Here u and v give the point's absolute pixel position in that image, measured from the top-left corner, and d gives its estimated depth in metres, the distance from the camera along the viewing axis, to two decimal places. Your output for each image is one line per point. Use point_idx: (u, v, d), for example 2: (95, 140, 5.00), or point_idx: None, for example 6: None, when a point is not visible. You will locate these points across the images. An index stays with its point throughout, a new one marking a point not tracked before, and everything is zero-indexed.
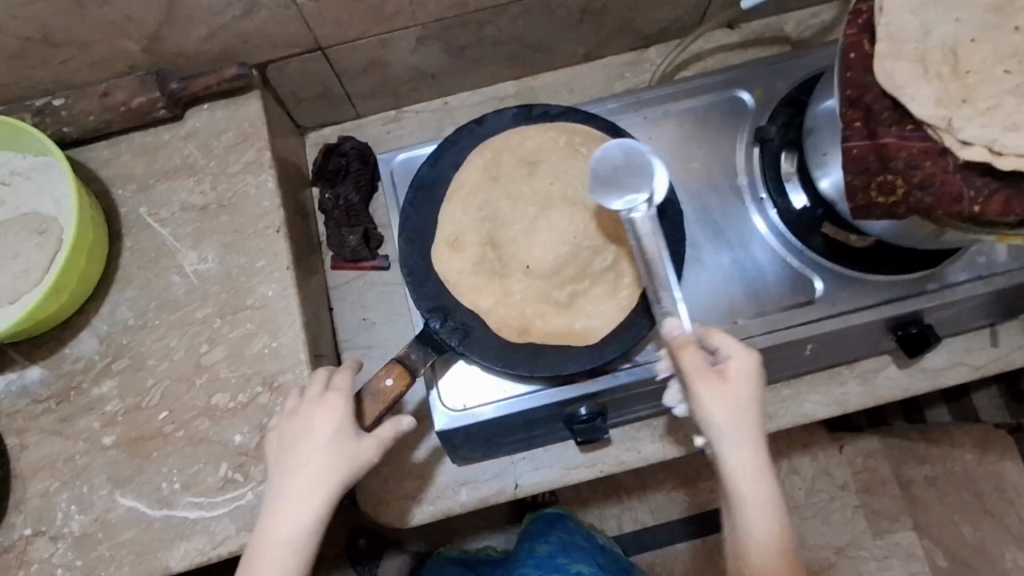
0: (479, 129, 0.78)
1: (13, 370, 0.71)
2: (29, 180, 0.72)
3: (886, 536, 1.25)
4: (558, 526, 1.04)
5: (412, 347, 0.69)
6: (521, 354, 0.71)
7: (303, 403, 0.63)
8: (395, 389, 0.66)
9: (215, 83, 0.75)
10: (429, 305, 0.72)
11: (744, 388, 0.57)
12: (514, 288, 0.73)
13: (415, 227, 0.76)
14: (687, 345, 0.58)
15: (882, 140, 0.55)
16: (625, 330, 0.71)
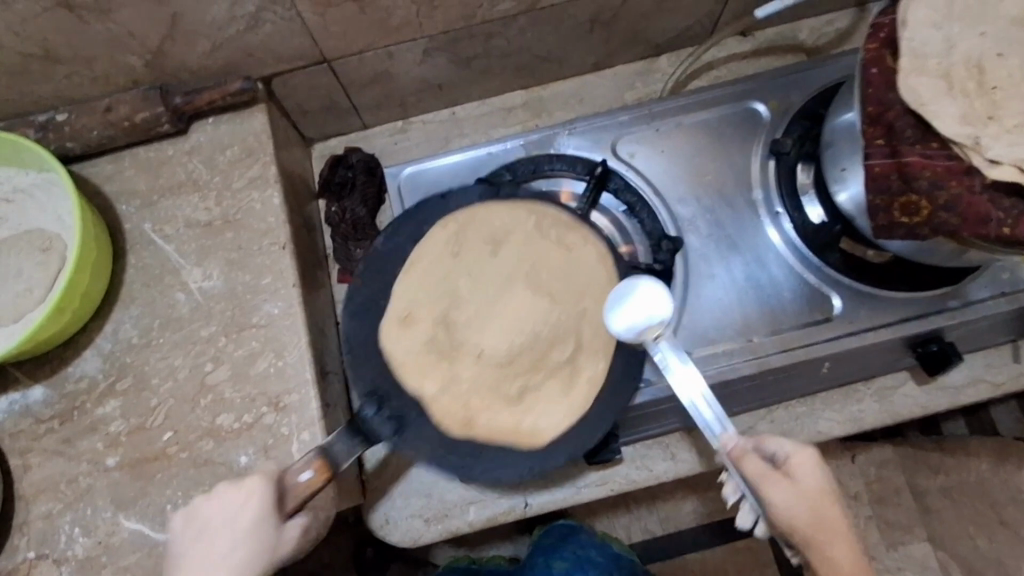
0: (445, 201, 0.72)
1: (17, 389, 0.70)
2: (33, 197, 0.71)
3: (900, 547, 1.18)
4: (573, 542, 1.02)
5: (337, 435, 0.59)
6: (463, 452, 0.65)
7: (203, 500, 0.55)
8: (311, 485, 0.57)
9: (220, 98, 0.73)
10: (367, 388, 0.66)
11: (818, 486, 0.53)
12: (467, 380, 0.67)
13: (364, 299, 0.69)
14: (743, 455, 0.57)
15: (905, 158, 0.53)
16: (576, 433, 0.66)
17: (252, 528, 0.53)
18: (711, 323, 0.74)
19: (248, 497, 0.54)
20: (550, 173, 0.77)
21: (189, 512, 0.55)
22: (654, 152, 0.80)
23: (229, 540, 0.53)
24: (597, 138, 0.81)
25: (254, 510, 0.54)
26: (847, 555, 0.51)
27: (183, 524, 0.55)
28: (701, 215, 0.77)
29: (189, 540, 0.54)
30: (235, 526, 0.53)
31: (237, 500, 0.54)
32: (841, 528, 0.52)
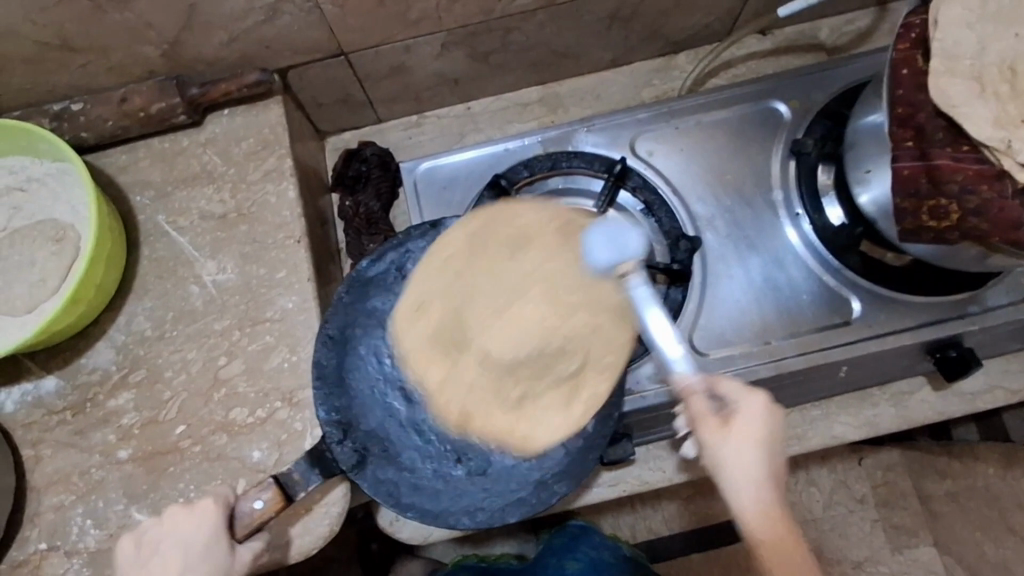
0: (434, 231, 0.70)
1: (29, 380, 0.70)
2: (47, 187, 0.70)
3: (906, 551, 1.18)
4: (584, 543, 1.02)
5: (295, 466, 0.62)
6: (423, 494, 0.67)
7: (156, 526, 0.59)
8: (263, 512, 0.60)
9: (236, 89, 0.73)
10: (335, 418, 0.65)
11: (750, 436, 0.52)
12: (436, 419, 0.69)
13: (339, 326, 0.67)
14: (692, 394, 0.55)
15: (935, 162, 0.52)
16: (534, 489, 0.67)
17: (202, 551, 0.57)
18: (728, 324, 0.73)
19: (200, 521, 0.58)
20: (568, 170, 0.76)
21: (139, 536, 0.59)
22: (672, 151, 0.79)
23: (180, 561, 0.56)
24: (615, 136, 0.80)
25: (207, 533, 0.57)
26: (756, 498, 0.52)
27: (132, 546, 0.59)
28: (720, 215, 0.77)
29: (130, 562, 0.58)
30: (187, 548, 0.57)
31: (188, 523, 0.58)
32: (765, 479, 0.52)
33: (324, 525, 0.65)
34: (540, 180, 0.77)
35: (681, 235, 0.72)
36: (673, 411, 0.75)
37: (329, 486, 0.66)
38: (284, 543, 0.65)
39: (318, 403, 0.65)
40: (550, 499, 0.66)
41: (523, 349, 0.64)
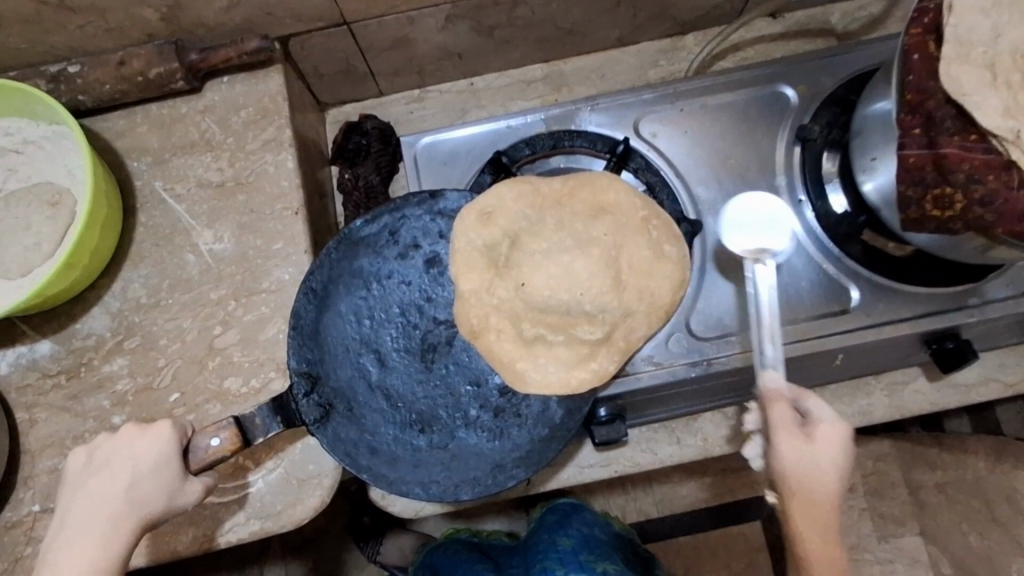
0: (432, 200, 0.68)
1: (24, 343, 0.70)
2: (42, 149, 0.69)
3: (891, 540, 1.19)
4: (579, 518, 1.01)
5: (258, 410, 0.61)
6: (378, 459, 0.66)
7: (109, 439, 0.60)
8: (220, 450, 0.60)
9: (236, 56, 0.71)
10: (307, 370, 0.65)
11: (829, 456, 0.55)
12: (407, 388, 0.69)
13: (320, 281, 0.66)
14: (777, 402, 0.57)
15: (942, 150, 0.52)
16: (492, 472, 0.66)
17: (153, 468, 0.58)
18: (723, 308, 0.73)
19: (154, 441, 0.59)
20: (571, 149, 0.75)
21: (93, 449, 0.61)
22: (677, 132, 0.78)
23: (131, 475, 0.58)
24: (619, 115, 0.78)
25: (160, 452, 0.59)
26: (817, 513, 0.55)
27: (85, 458, 0.60)
28: (721, 200, 0.76)
29: (82, 472, 0.60)
30: (138, 464, 0.58)
31: (141, 441, 0.59)
32: (830, 499, 0.55)
33: (315, 496, 0.66)
34: (543, 158, 0.76)
35: (682, 218, 0.71)
36: (666, 394, 0.74)
37: (322, 457, 0.67)
38: (274, 512, 0.65)
39: (291, 351, 0.65)
40: (507, 482, 0.65)
41: (554, 298, 0.62)
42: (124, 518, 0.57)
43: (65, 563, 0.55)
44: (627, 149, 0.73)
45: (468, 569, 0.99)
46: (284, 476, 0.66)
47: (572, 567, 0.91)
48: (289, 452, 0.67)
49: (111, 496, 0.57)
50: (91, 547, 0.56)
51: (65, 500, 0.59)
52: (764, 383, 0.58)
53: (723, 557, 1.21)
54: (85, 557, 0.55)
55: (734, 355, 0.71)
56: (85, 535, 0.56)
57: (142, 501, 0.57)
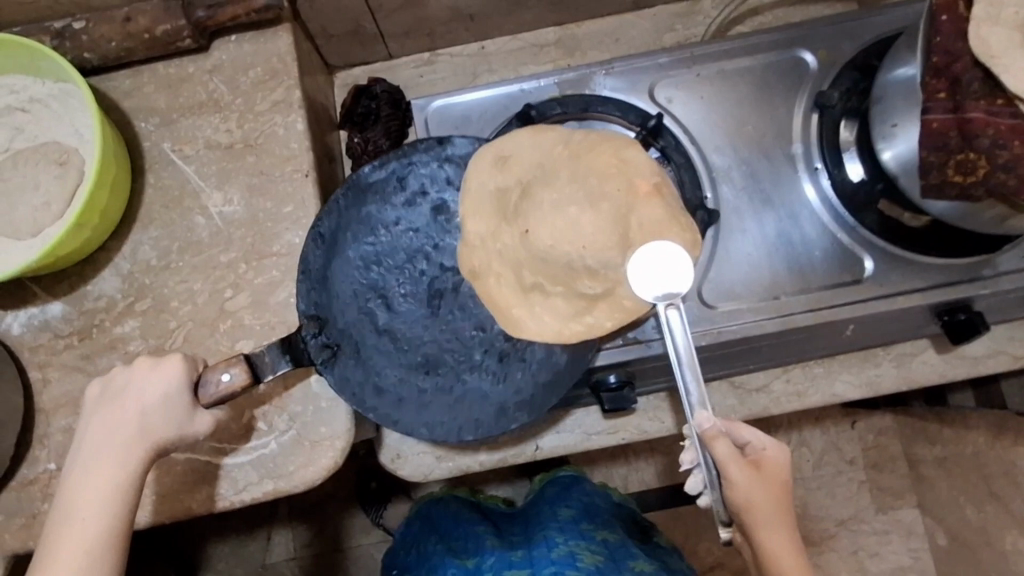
0: (440, 147, 0.68)
1: (36, 304, 0.70)
2: (49, 108, 0.69)
3: (889, 511, 1.21)
4: (578, 488, 1.02)
5: (267, 349, 0.62)
6: (384, 401, 0.66)
7: (122, 371, 0.61)
8: (228, 386, 0.60)
9: (243, 13, 0.69)
10: (313, 309, 0.66)
11: (774, 480, 0.57)
12: (413, 332, 0.68)
13: (331, 225, 0.67)
14: (717, 437, 0.55)
15: (968, 114, 0.51)
16: (496, 415, 0.66)
17: (163, 399, 0.60)
18: (736, 275, 0.73)
19: (164, 373, 0.60)
20: (604, 114, 0.73)
21: (107, 378, 0.62)
22: (692, 98, 0.76)
23: (142, 404, 0.59)
24: (634, 80, 0.77)
25: (170, 384, 0.60)
26: (777, 529, 0.57)
27: (99, 389, 0.61)
28: (736, 167, 0.75)
29: (96, 401, 0.61)
30: (150, 396, 0.59)
31: (151, 373, 0.60)
32: (788, 512, 0.58)
33: (326, 457, 0.66)
34: (568, 121, 0.73)
35: (700, 206, 0.70)
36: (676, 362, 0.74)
37: (332, 418, 0.67)
38: (286, 473, 0.66)
39: (298, 296, 0.66)
40: (509, 427, 0.66)
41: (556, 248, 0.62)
42: (137, 444, 0.59)
43: (85, 485, 0.58)
44: (658, 125, 0.71)
45: (468, 530, 0.98)
46: (297, 438, 0.67)
47: (572, 533, 0.92)
48: (301, 415, 0.67)
49: (125, 424, 0.59)
50: (110, 469, 0.58)
51: (81, 428, 0.60)
52: (699, 424, 0.55)
53: None
54: (105, 478, 0.58)
55: (747, 323, 0.70)
56: (103, 459, 0.58)
57: (156, 429, 0.59)
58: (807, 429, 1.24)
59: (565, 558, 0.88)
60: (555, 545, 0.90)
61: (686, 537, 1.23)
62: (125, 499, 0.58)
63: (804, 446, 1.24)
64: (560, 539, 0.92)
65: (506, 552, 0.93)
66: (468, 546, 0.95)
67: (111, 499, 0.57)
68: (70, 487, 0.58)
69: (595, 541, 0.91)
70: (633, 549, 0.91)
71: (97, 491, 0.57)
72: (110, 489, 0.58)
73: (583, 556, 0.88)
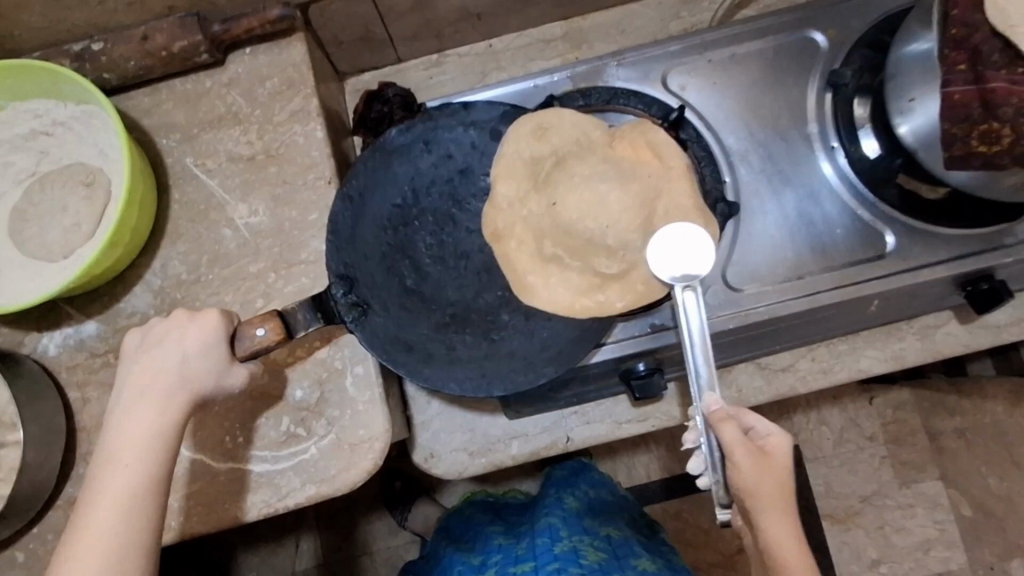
0: (464, 111, 0.68)
1: (70, 324, 0.71)
2: (73, 130, 0.70)
3: (912, 485, 1.20)
4: (586, 477, 1.03)
5: (300, 306, 0.62)
6: (414, 356, 0.66)
7: (160, 322, 0.62)
8: (263, 342, 0.60)
9: (258, 25, 0.70)
10: (339, 270, 0.66)
11: (781, 468, 0.55)
12: (440, 292, 0.69)
13: (358, 186, 0.67)
14: (725, 420, 0.55)
15: (989, 85, 0.52)
16: (524, 369, 0.66)
17: (201, 347, 0.60)
18: (759, 253, 0.73)
19: (201, 323, 0.61)
20: (624, 107, 0.73)
21: (145, 329, 0.62)
22: (706, 83, 0.77)
23: (180, 352, 0.60)
24: (647, 69, 0.77)
25: (206, 333, 0.60)
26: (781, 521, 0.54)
27: (138, 339, 0.62)
28: (753, 149, 0.76)
29: (135, 349, 0.62)
30: (188, 346, 0.60)
31: (189, 323, 0.61)
32: (791, 504, 0.55)
33: (367, 459, 0.66)
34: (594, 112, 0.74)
35: (719, 198, 0.70)
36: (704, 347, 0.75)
37: (371, 421, 0.67)
38: (329, 476, 0.67)
39: (328, 256, 0.66)
40: (539, 379, 0.65)
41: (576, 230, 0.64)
42: (178, 391, 0.59)
43: (128, 431, 0.58)
44: (680, 117, 0.70)
45: (479, 530, 0.98)
46: (336, 441, 0.67)
47: (575, 527, 0.88)
48: (339, 420, 0.68)
49: (164, 372, 0.60)
50: (150, 416, 0.59)
51: (120, 377, 0.61)
52: (709, 407, 0.56)
53: None
54: (147, 423, 0.58)
55: (773, 304, 0.71)
56: (143, 404, 0.59)
57: (195, 376, 0.60)
58: (825, 406, 1.23)
59: (569, 553, 0.82)
60: (558, 538, 0.85)
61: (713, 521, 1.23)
62: (164, 448, 0.58)
63: (823, 424, 1.23)
64: (564, 532, 0.86)
65: (512, 548, 0.88)
66: (476, 545, 0.94)
67: (153, 444, 0.58)
68: (113, 432, 0.59)
69: (599, 537, 0.87)
70: (636, 547, 0.88)
71: (140, 435, 0.58)
72: (148, 436, 0.58)
73: (586, 553, 0.82)
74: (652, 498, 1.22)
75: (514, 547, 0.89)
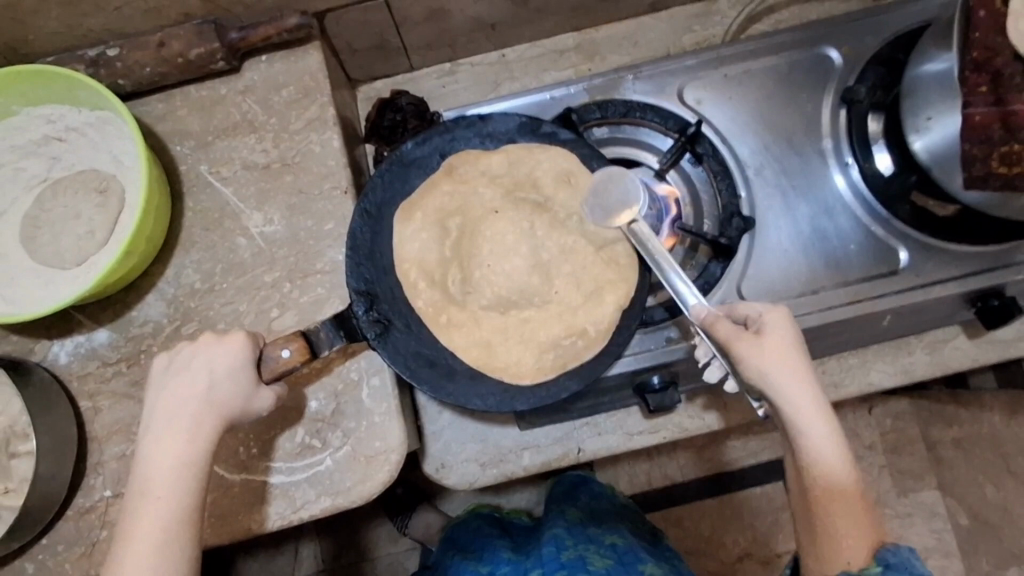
0: (480, 122, 0.69)
1: (81, 332, 0.70)
2: (87, 136, 0.69)
3: (910, 494, 1.21)
4: (586, 489, 1.02)
5: (323, 324, 0.62)
6: (436, 372, 0.66)
7: (187, 345, 0.62)
8: (288, 362, 0.60)
9: (275, 34, 0.70)
10: (359, 282, 0.66)
11: (780, 343, 0.57)
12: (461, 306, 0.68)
13: (377, 199, 0.68)
14: (715, 319, 0.58)
15: (1011, 108, 0.52)
16: (545, 384, 0.66)
17: (229, 373, 0.60)
18: (775, 268, 0.74)
19: (228, 347, 0.60)
20: (640, 120, 0.74)
21: (173, 352, 0.62)
22: (721, 98, 0.77)
23: (209, 378, 0.59)
24: (661, 83, 0.77)
25: (235, 358, 0.60)
26: (804, 404, 0.56)
27: (165, 361, 0.62)
28: (767, 165, 0.76)
29: (161, 372, 0.61)
30: (216, 369, 0.60)
31: (216, 348, 0.60)
32: (787, 365, 0.56)
33: (383, 471, 0.66)
34: (610, 125, 0.75)
35: (735, 213, 0.71)
36: None
37: (387, 433, 0.67)
38: (344, 489, 0.66)
39: (348, 271, 0.65)
40: (561, 393, 0.65)
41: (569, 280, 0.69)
42: (206, 418, 0.59)
43: (157, 460, 0.58)
44: (696, 132, 0.72)
45: (485, 542, 0.97)
46: (352, 453, 0.67)
47: (580, 536, 0.87)
48: (355, 431, 0.67)
49: (191, 399, 0.59)
50: (179, 442, 0.58)
51: (148, 401, 0.61)
52: (698, 314, 0.60)
53: (749, 515, 1.20)
54: (176, 452, 0.58)
55: None
56: (172, 435, 0.58)
57: (223, 402, 0.59)
58: None
59: (575, 561, 0.81)
60: (564, 547, 0.84)
61: (713, 529, 1.20)
62: (195, 474, 0.58)
63: None
64: (569, 541, 0.86)
65: (520, 562, 0.89)
66: (482, 555, 0.93)
67: (184, 474, 0.58)
68: (141, 464, 0.58)
69: (604, 544, 0.86)
70: (642, 554, 0.85)
71: (169, 465, 0.58)
72: (180, 461, 0.58)
73: (593, 560, 0.82)
74: (653, 506, 1.22)
75: (523, 560, 0.89)
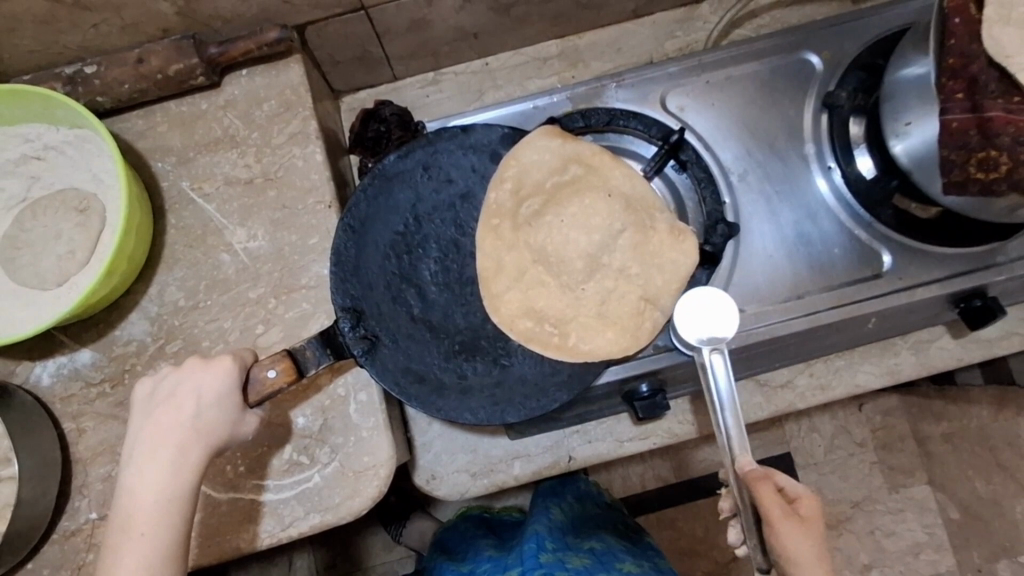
0: (463, 134, 0.69)
1: (63, 353, 0.69)
2: (66, 155, 0.68)
3: (902, 490, 1.18)
4: (573, 488, 1.02)
5: (310, 343, 0.61)
6: (426, 387, 0.66)
7: (173, 371, 0.61)
8: (274, 383, 0.60)
9: (256, 47, 0.69)
10: (345, 300, 0.66)
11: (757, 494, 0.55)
12: (448, 319, 0.68)
13: (360, 215, 0.67)
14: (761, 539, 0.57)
15: (988, 114, 0.53)
16: (535, 395, 0.66)
17: (216, 399, 0.59)
18: (759, 273, 0.74)
19: (216, 372, 0.60)
20: (624, 128, 0.73)
21: (157, 378, 0.62)
22: (704, 106, 0.78)
23: (195, 404, 0.59)
24: (644, 91, 0.78)
25: (221, 383, 0.59)
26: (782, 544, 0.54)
27: (150, 387, 0.61)
28: (750, 170, 0.76)
29: (145, 400, 0.61)
30: (202, 395, 0.59)
31: (203, 372, 0.60)
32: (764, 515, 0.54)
33: (372, 486, 0.66)
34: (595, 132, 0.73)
35: (719, 219, 0.70)
36: None
37: (376, 446, 0.67)
38: (333, 505, 0.66)
39: (334, 289, 0.66)
40: (550, 405, 0.65)
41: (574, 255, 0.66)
42: (190, 443, 0.59)
43: (140, 488, 0.58)
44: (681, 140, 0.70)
45: (472, 543, 0.97)
46: (340, 469, 0.67)
47: (561, 540, 0.84)
48: (344, 446, 0.67)
49: (177, 425, 0.59)
50: (161, 470, 0.58)
51: (133, 430, 0.61)
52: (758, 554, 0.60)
53: None
54: (160, 480, 0.58)
55: (774, 323, 0.72)
56: (156, 463, 0.58)
57: (211, 429, 0.59)
58: (817, 412, 1.22)
59: (555, 563, 0.78)
60: (543, 548, 0.80)
61: (706, 531, 1.20)
62: (183, 501, 0.58)
63: (815, 431, 1.22)
64: (550, 543, 0.82)
65: (500, 559, 0.87)
66: (467, 556, 0.93)
67: (167, 501, 0.57)
68: (125, 493, 0.58)
69: (583, 549, 0.84)
70: (620, 553, 0.86)
71: (154, 494, 0.57)
72: (165, 492, 0.58)
73: (572, 560, 0.80)
74: (646, 509, 1.22)
75: (503, 558, 0.87)
